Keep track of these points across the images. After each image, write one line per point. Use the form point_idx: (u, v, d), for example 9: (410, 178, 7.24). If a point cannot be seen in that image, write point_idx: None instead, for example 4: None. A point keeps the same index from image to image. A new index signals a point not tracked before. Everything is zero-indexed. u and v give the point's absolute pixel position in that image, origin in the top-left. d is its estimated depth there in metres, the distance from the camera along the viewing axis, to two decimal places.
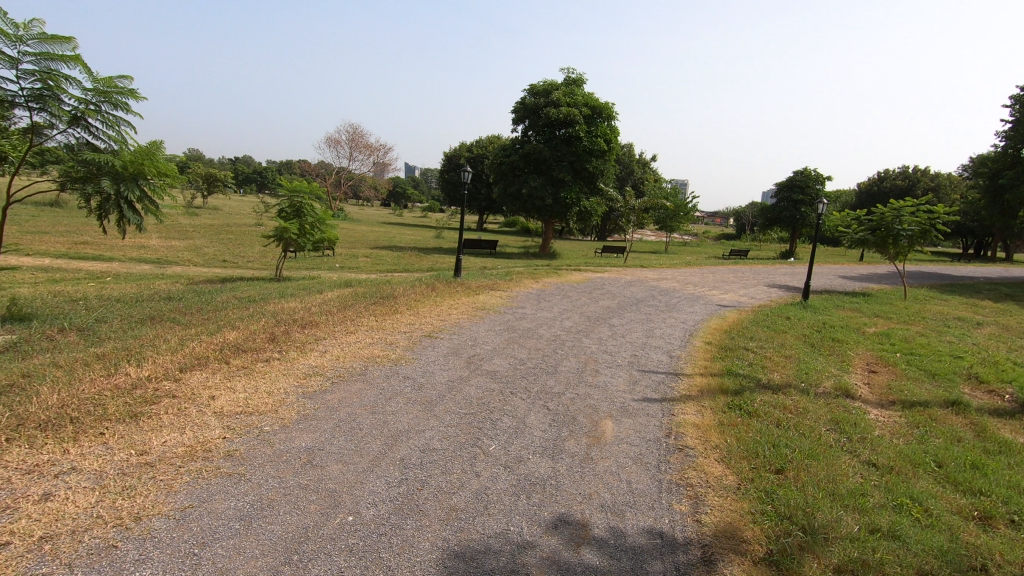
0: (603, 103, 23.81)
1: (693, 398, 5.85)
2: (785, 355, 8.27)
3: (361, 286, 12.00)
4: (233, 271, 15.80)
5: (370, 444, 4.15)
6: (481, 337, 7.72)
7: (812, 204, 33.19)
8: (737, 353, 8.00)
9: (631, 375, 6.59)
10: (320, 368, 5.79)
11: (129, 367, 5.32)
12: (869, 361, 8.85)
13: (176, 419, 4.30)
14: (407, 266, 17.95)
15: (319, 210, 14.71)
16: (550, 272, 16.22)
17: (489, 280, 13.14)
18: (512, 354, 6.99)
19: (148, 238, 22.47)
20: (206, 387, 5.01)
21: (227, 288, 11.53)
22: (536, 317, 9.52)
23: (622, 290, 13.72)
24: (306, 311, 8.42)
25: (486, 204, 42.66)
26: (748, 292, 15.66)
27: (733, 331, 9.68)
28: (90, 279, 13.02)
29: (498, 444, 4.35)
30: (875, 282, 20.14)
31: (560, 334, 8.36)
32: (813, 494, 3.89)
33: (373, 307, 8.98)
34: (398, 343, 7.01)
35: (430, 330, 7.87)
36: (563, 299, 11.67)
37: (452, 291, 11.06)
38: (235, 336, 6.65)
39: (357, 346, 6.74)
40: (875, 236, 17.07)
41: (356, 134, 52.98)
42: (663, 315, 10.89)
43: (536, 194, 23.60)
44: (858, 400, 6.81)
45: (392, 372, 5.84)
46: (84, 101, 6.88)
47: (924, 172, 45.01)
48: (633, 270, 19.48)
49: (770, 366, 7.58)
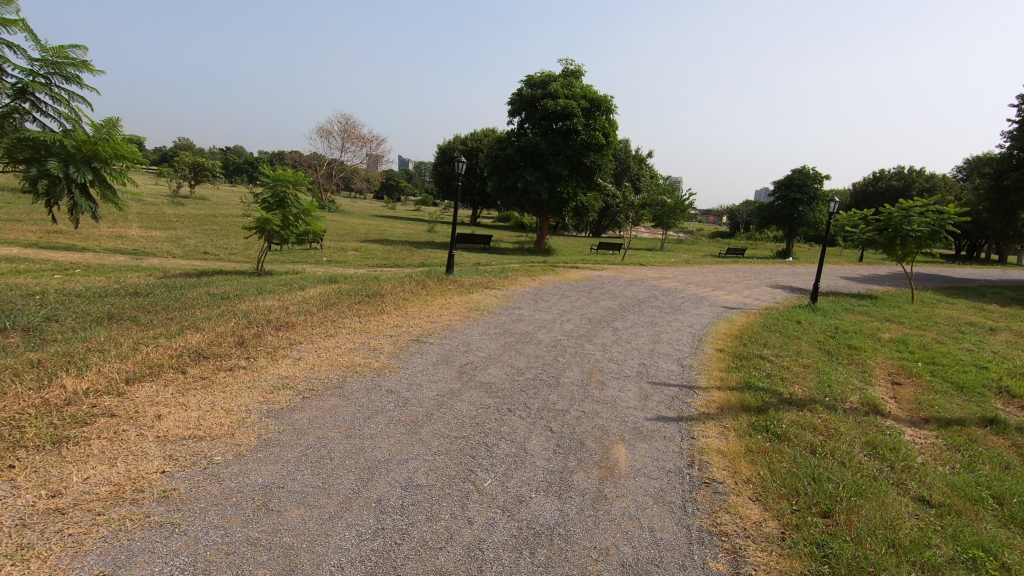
0: (602, 96, 23.10)
1: (713, 418, 5.18)
2: (803, 365, 7.64)
3: (347, 282, 11.26)
4: (214, 264, 15.06)
5: (342, 480, 3.46)
6: (475, 343, 7.02)
7: (810, 203, 32.69)
8: (753, 362, 7.36)
9: (641, 388, 5.92)
10: (291, 379, 5.07)
11: (65, 377, 4.58)
12: (891, 371, 8.24)
13: (109, 446, 3.58)
14: (397, 261, 17.22)
15: (304, 201, 13.91)
16: (547, 269, 15.56)
17: (483, 278, 12.44)
18: (508, 363, 6.29)
19: (129, 227, 21.66)
20: (153, 404, 4.29)
21: (202, 283, 10.78)
22: (534, 319, 8.83)
23: (623, 290, 13.08)
24: (283, 310, 7.69)
25: (480, 198, 41.97)
26: (752, 293, 15.06)
27: (743, 337, 9.04)
28: (57, 271, 12.21)
29: (493, 479, 3.67)
30: (879, 284, 19.63)
31: (561, 339, 7.69)
32: (873, 547, 3.23)
33: (357, 307, 8.26)
34: (383, 349, 6.31)
35: (419, 333, 7.17)
36: (562, 299, 10.98)
37: (444, 289, 10.35)
38: (199, 340, 5.92)
39: (336, 352, 6.04)
40: (882, 236, 16.52)
41: (349, 124, 52.47)
42: (668, 318, 10.23)
43: (532, 188, 22.89)
44: (889, 418, 6.18)
45: (373, 385, 5.13)
46: (30, 71, 6.04)
47: (920, 173, 44.71)
48: (632, 268, 18.85)
49: (791, 378, 6.93)
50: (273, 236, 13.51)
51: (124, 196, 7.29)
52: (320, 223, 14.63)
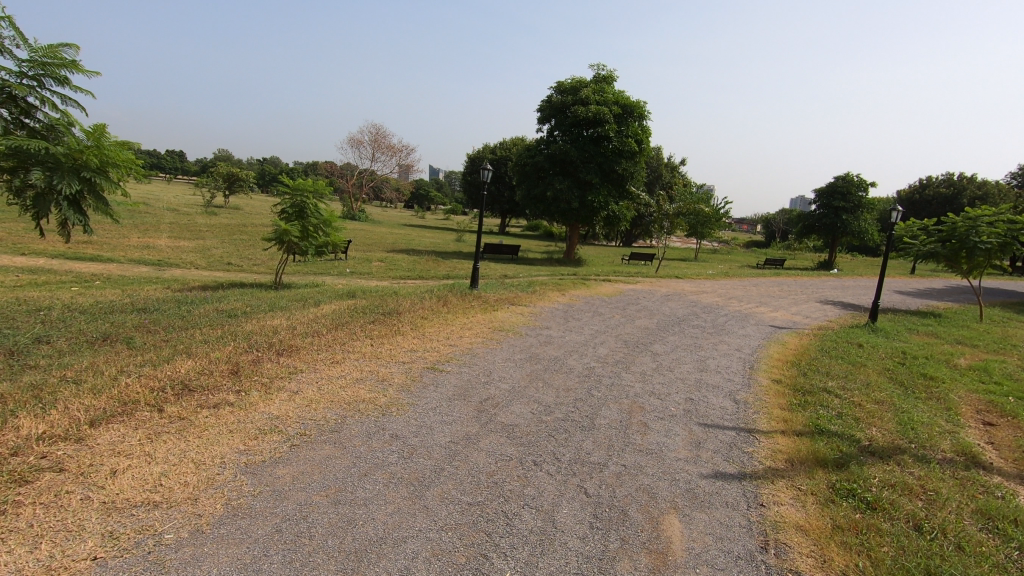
0: (635, 101, 22.16)
1: (784, 475, 4.26)
2: (876, 401, 6.60)
3: (365, 297, 10.64)
4: (235, 275, 14.71)
5: (319, 573, 2.69)
6: (497, 371, 6.22)
7: (855, 212, 30.98)
8: (819, 398, 6.35)
9: (690, 432, 5.03)
10: (282, 420, 4.37)
11: (22, 416, 3.95)
12: (979, 408, 7.10)
13: (41, 518, 2.90)
14: (423, 273, 16.63)
15: (325, 211, 13.41)
16: (577, 282, 14.73)
17: (510, 292, 11.69)
18: (534, 398, 5.47)
19: (158, 237, 21.75)
20: (112, 455, 3.61)
21: (216, 297, 10.33)
22: (564, 341, 8.00)
23: (660, 307, 12.13)
24: (289, 331, 7.04)
25: (509, 206, 41.39)
26: (801, 310, 13.89)
27: (801, 364, 8.01)
28: (76, 283, 12.00)
29: (512, 571, 2.86)
30: (938, 300, 18.08)
31: (595, 367, 6.83)
32: None
33: (370, 327, 7.56)
34: (393, 380, 5.57)
35: (436, 360, 6.42)
36: (595, 317, 10.11)
37: (467, 306, 9.62)
38: (189, 368, 5.28)
39: (339, 385, 5.32)
40: (946, 248, 15.11)
41: (379, 133, 53.02)
42: (713, 340, 9.24)
43: (562, 196, 22.10)
44: (994, 473, 5.12)
45: (376, 429, 4.37)
46: (17, 74, 5.56)
47: (971, 180, 42.20)
48: (668, 281, 17.81)
49: (865, 419, 5.92)
50: (292, 247, 13.02)
51: (121, 206, 6.82)
52: (340, 234, 14.07)
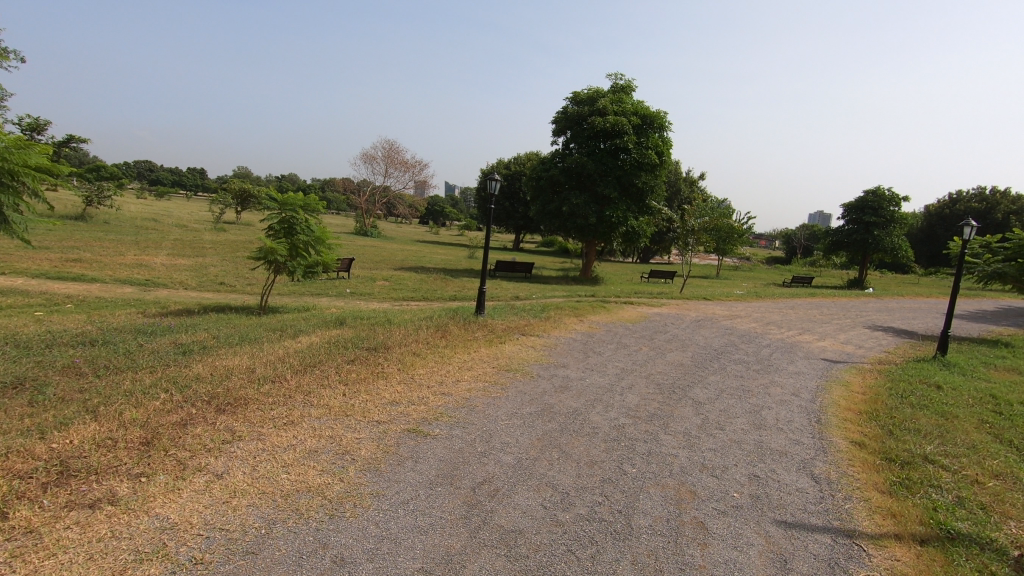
0: (655, 112, 20.78)
1: None
2: (997, 476, 5.00)
3: (354, 325, 9.30)
4: (223, 297, 13.53)
5: None
6: (499, 435, 4.79)
7: (887, 227, 29.06)
8: (924, 473, 4.79)
9: (770, 541, 3.52)
10: (176, 537, 2.95)
11: None
12: None
13: None
14: (427, 294, 15.32)
15: (317, 228, 12.19)
16: (596, 305, 13.30)
17: (520, 319, 10.29)
18: (547, 480, 4.02)
19: (156, 255, 20.83)
20: None
21: (184, 324, 9.11)
22: (584, 386, 6.53)
23: (693, 336, 10.61)
24: (244, 375, 5.69)
25: (523, 223, 40.18)
26: (851, 338, 12.24)
27: (880, 416, 6.43)
28: (44, 307, 10.94)
29: None
30: (998, 325, 16.21)
31: (626, 425, 5.35)
32: None
33: (347, 369, 6.17)
34: (358, 454, 4.16)
35: (421, 419, 5.00)
36: (619, 351, 8.62)
37: (470, 337, 8.22)
38: (83, 439, 3.93)
39: (283, 462, 3.92)
40: (1012, 267, 13.36)
41: (392, 149, 52.36)
42: (762, 380, 7.71)
43: (578, 211, 20.77)
44: None
45: (313, 549, 2.97)
46: None
47: (1005, 195, 40.03)
48: (695, 303, 16.25)
49: (996, 507, 4.35)
50: (279, 268, 11.79)
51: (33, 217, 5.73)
52: (333, 253, 12.81)
